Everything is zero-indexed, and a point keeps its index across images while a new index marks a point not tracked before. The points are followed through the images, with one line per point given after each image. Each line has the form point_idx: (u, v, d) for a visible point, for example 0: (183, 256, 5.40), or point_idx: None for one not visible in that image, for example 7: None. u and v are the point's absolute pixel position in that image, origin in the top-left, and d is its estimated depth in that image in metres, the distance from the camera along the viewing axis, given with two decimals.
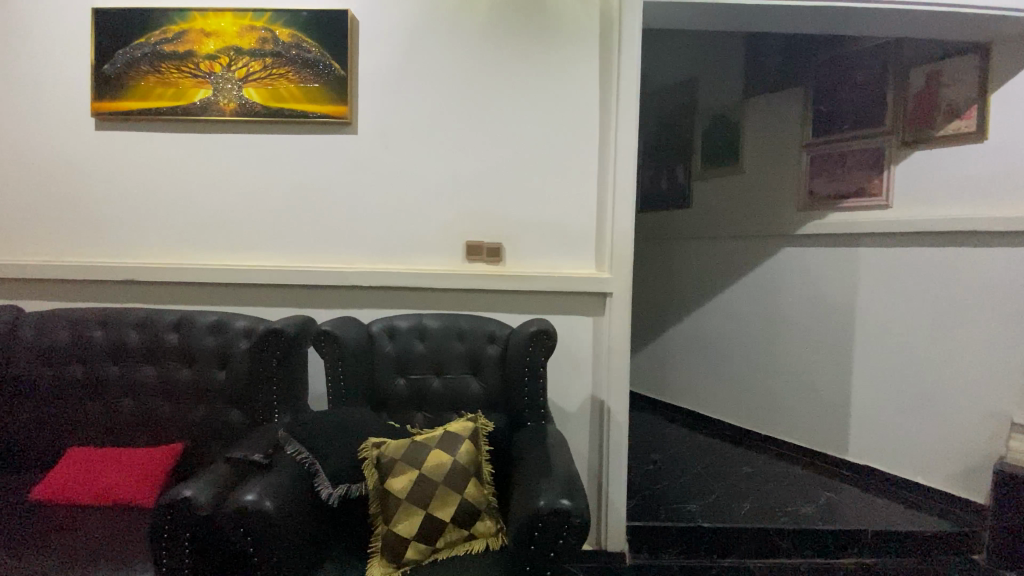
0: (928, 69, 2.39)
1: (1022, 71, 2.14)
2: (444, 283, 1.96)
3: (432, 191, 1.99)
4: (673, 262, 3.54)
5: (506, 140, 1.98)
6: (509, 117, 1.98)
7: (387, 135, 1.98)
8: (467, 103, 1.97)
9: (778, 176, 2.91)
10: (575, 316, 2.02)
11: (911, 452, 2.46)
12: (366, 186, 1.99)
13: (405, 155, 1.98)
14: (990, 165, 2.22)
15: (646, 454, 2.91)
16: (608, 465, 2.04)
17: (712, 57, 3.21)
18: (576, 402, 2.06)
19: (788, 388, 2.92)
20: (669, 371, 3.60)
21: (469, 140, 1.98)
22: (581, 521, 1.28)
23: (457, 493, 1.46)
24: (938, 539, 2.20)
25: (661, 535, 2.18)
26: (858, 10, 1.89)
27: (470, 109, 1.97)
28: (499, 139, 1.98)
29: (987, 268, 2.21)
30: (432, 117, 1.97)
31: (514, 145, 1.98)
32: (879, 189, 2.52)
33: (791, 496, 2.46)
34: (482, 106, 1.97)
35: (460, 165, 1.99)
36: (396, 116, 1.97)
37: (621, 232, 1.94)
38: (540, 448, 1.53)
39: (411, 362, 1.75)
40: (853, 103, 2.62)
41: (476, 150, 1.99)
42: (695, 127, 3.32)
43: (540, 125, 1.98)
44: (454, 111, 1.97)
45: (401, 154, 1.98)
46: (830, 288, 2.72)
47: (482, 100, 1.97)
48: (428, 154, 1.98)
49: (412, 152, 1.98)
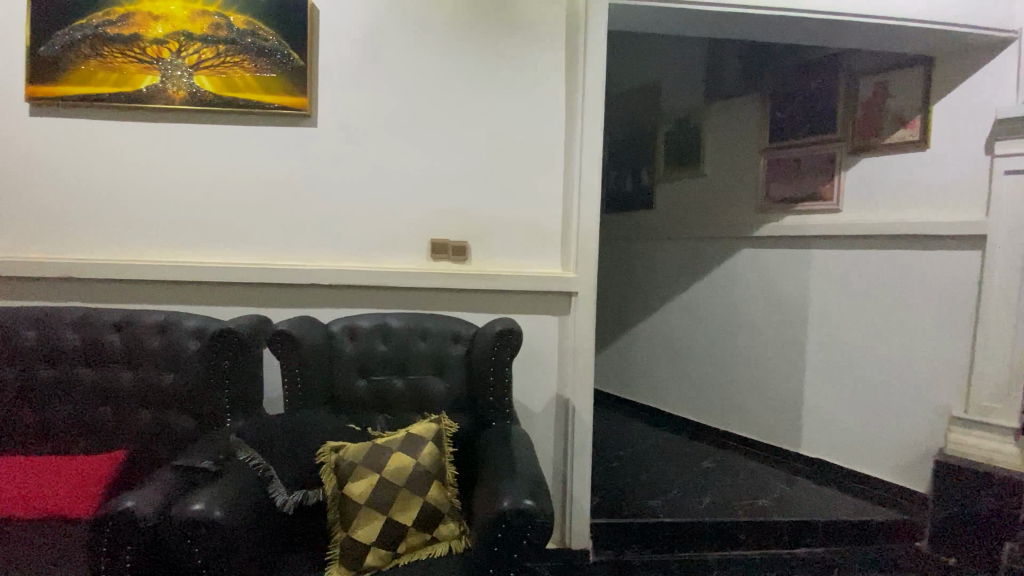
0: (876, 80, 2.50)
1: (963, 84, 2.25)
2: (407, 282, 1.92)
3: (396, 188, 1.95)
4: (637, 263, 3.59)
5: (472, 137, 1.96)
6: (475, 114, 1.95)
7: (349, 129, 1.92)
8: (432, 99, 1.94)
9: (737, 179, 3.00)
10: (540, 315, 2.01)
11: (860, 446, 2.57)
12: (326, 181, 1.93)
13: (368, 150, 1.93)
14: (931, 172, 2.34)
15: (610, 451, 2.94)
16: (572, 464, 2.04)
17: (675, 61, 3.26)
18: (541, 401, 2.06)
19: (746, 385, 3.01)
20: (632, 370, 3.66)
21: (434, 136, 1.95)
22: (545, 521, 1.27)
23: (419, 496, 1.43)
24: (882, 526, 2.31)
25: (624, 531, 2.20)
26: (815, 20, 1.96)
27: (435, 105, 1.94)
28: (464, 136, 1.96)
29: (930, 269, 2.32)
30: (396, 112, 1.93)
31: (481, 142, 1.96)
32: (831, 194, 2.63)
33: (748, 489, 2.54)
34: (448, 102, 1.94)
35: (425, 161, 1.95)
36: (358, 109, 1.92)
37: (586, 233, 1.94)
38: (504, 448, 1.52)
39: (373, 363, 1.70)
40: (808, 109, 2.72)
41: (441, 147, 1.95)
42: (658, 130, 3.38)
43: (507, 123, 1.97)
44: (418, 106, 1.93)
45: (362, 149, 1.93)
46: (785, 288, 2.82)
47: (448, 95, 1.94)
48: (392, 150, 1.94)
49: (375, 147, 1.93)
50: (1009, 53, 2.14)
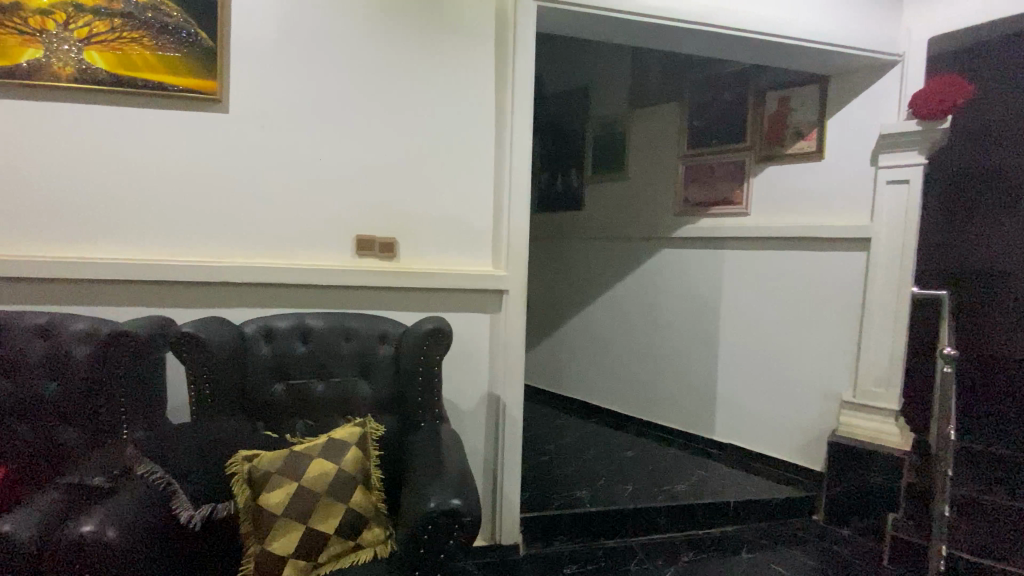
0: (779, 95, 2.72)
1: (852, 101, 2.49)
2: (330, 280, 1.84)
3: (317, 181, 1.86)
4: (567, 261, 3.68)
5: (399, 131, 1.91)
6: (402, 108, 1.91)
7: (265, 118, 1.80)
8: (356, 90, 1.87)
9: (659, 182, 3.15)
10: (471, 313, 2.00)
11: (766, 431, 2.79)
12: (240, 171, 1.80)
13: (287, 140, 1.83)
14: (825, 180, 2.57)
15: (541, 445, 3.00)
16: (503, 461, 2.05)
17: (603, 66, 3.36)
18: (472, 399, 2.05)
19: (667, 378, 3.17)
20: (563, 365, 3.75)
21: (359, 129, 1.88)
22: (472, 519, 1.26)
23: (342, 503, 1.38)
24: (784, 503, 2.52)
25: (553, 523, 2.25)
26: (728, 35, 2.10)
27: (360, 97, 1.87)
28: (392, 131, 1.91)
29: (825, 269, 2.56)
30: (318, 102, 1.84)
31: (409, 137, 1.92)
32: (741, 198, 2.84)
33: (668, 475, 2.68)
34: (374, 95, 1.88)
35: (350, 153, 1.88)
36: (276, 97, 1.81)
37: (517, 231, 1.96)
38: (432, 449, 1.50)
39: (292, 365, 1.61)
40: (721, 119, 2.91)
41: (367, 141, 1.89)
42: (587, 132, 3.48)
43: (436, 119, 1.94)
44: (342, 97, 1.86)
45: (281, 139, 1.82)
46: (701, 286, 3.00)
47: (374, 88, 1.88)
48: (314, 141, 1.85)
49: (295, 137, 1.83)
50: (891, 76, 2.39)
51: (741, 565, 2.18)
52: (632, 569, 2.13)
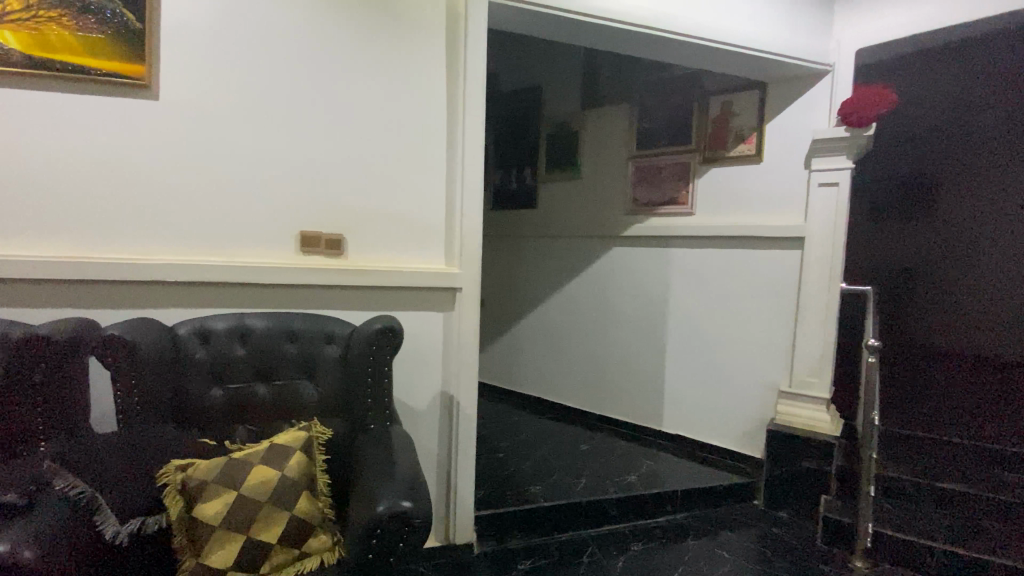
0: (721, 100, 2.84)
1: (787, 108, 2.63)
2: (273, 278, 1.76)
3: (260, 175, 1.78)
4: (521, 259, 3.70)
5: (348, 124, 1.86)
6: (351, 101, 1.85)
7: (200, 106, 1.70)
8: (301, 81, 1.80)
9: (610, 182, 3.22)
10: (423, 311, 1.98)
11: (710, 422, 2.92)
12: (172, 162, 1.69)
13: (225, 131, 1.73)
14: (764, 182, 2.70)
15: (496, 443, 3.00)
16: (456, 460, 2.04)
17: (555, 66, 3.40)
18: (425, 399, 2.02)
19: (618, 373, 3.25)
20: (518, 362, 3.77)
21: (305, 121, 1.81)
22: (422, 521, 1.24)
23: (286, 510, 1.33)
24: (728, 490, 2.64)
25: (507, 520, 2.25)
26: (674, 40, 2.17)
27: (305, 88, 1.80)
28: (340, 124, 1.85)
29: (764, 266, 2.70)
30: (260, 91, 1.76)
31: (358, 131, 1.87)
32: (686, 199, 2.95)
33: (619, 467, 2.75)
34: (321, 87, 1.82)
35: (295, 146, 1.81)
36: (213, 85, 1.71)
37: (469, 229, 1.95)
38: (382, 450, 1.46)
39: (231, 368, 1.54)
40: (668, 121, 3.00)
41: (313, 133, 1.82)
42: (540, 132, 3.52)
43: (386, 114, 1.90)
44: (286, 87, 1.78)
45: (219, 129, 1.73)
46: (650, 282, 3.09)
47: (320, 79, 1.81)
48: (256, 132, 1.76)
49: (234, 127, 1.74)
50: (821, 85, 2.54)
51: (688, 551, 2.27)
52: (585, 561, 2.17)
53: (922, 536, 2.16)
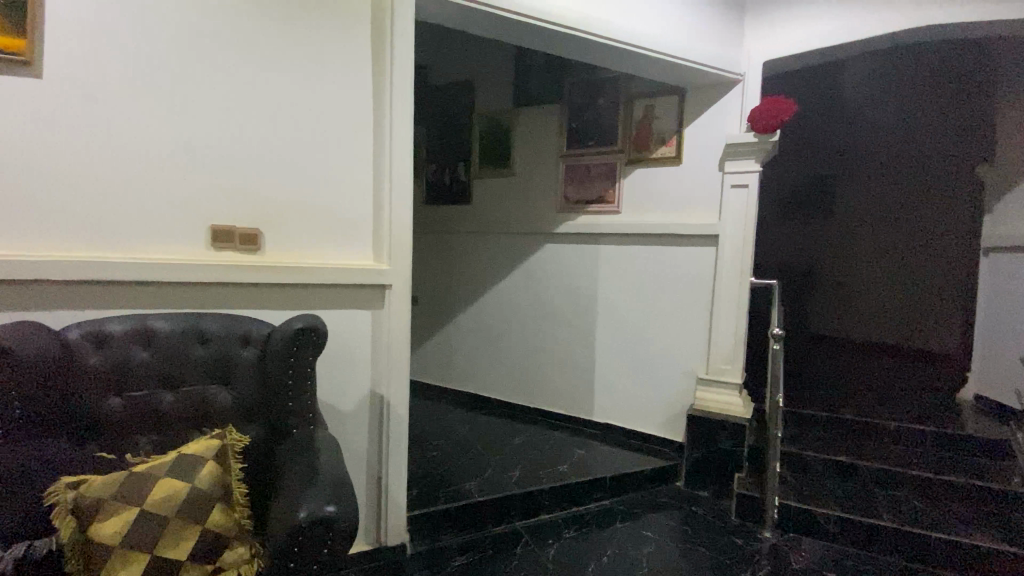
0: (644, 104, 2.96)
1: (704, 113, 2.79)
2: (178, 276, 1.62)
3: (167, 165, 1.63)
4: (455, 256, 3.69)
5: (266, 111, 1.74)
6: (270, 89, 1.74)
7: (89, 85, 1.51)
8: (211, 64, 1.65)
9: (542, 180, 3.28)
10: (350, 309, 1.90)
11: (637, 410, 3.06)
12: (54, 150, 1.49)
13: (122, 116, 1.56)
14: (685, 183, 2.85)
15: (430, 441, 2.97)
16: (388, 460, 1.98)
17: (487, 63, 3.41)
18: (353, 400, 1.94)
19: (551, 367, 3.33)
20: (452, 359, 3.75)
21: (218, 105, 1.67)
22: (347, 524, 1.21)
23: (197, 524, 1.26)
24: (653, 473, 2.78)
25: (440, 517, 2.24)
26: (598, 42, 2.24)
27: (216, 71, 1.66)
28: (256, 111, 1.73)
29: (684, 262, 2.86)
30: (163, 73, 1.59)
31: (277, 119, 1.76)
32: (613, 198, 3.06)
33: (552, 457, 2.82)
34: (235, 71, 1.69)
35: (206, 135, 1.67)
36: (106, 64, 1.52)
37: (398, 224, 1.91)
38: (305, 454, 1.41)
39: (131, 375, 1.41)
40: (596, 122, 3.09)
41: (226, 120, 1.69)
42: (472, 128, 3.52)
43: (308, 102, 1.80)
44: (194, 70, 1.63)
45: (113, 114, 1.55)
46: (580, 278, 3.19)
47: (234, 62, 1.68)
48: (160, 119, 1.60)
49: (132, 112, 1.57)
50: (733, 93, 2.72)
51: (616, 535, 2.37)
52: (518, 552, 2.21)
53: (819, 505, 2.40)
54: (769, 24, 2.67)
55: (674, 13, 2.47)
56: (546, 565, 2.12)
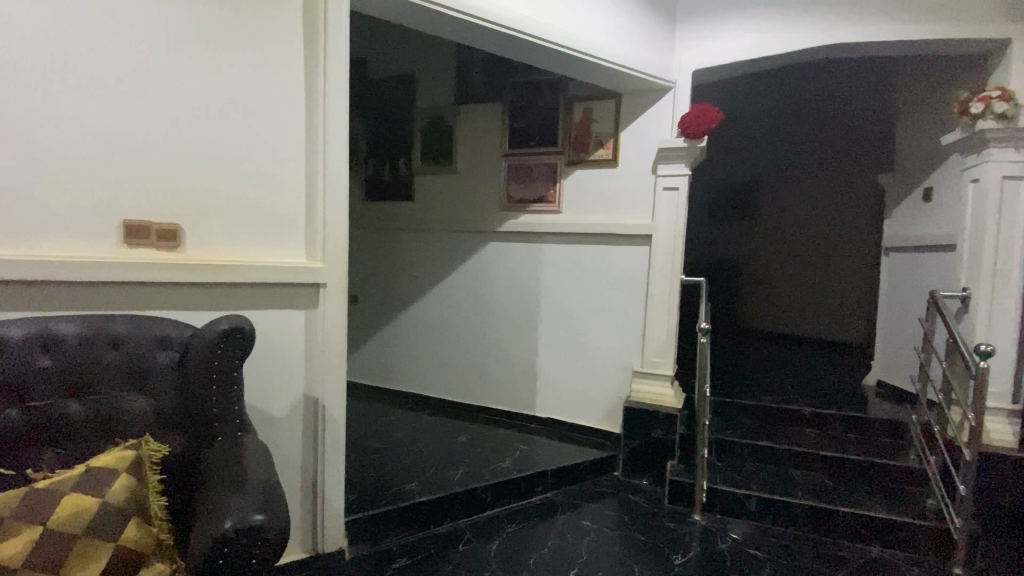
0: (583, 106, 3.04)
1: (639, 118, 2.90)
2: (87, 275, 1.48)
3: (137, 164, 1.57)
4: (395, 253, 3.62)
5: (189, 98, 1.63)
6: (212, 80, 1.66)
7: (60, 77, 1.44)
8: (161, 54, 1.57)
9: (484, 178, 3.29)
10: (281, 309, 1.83)
11: (577, 403, 3.14)
12: (22, 144, 1.41)
13: (95, 112, 1.50)
14: (622, 184, 2.95)
15: (370, 444, 2.90)
16: (324, 464, 1.92)
17: (428, 59, 3.38)
18: (285, 404, 1.87)
19: (494, 363, 3.36)
20: (394, 359, 3.68)
21: (134, 89, 1.54)
22: (277, 533, 1.17)
23: (110, 542, 1.18)
24: (593, 465, 2.87)
25: (381, 520, 2.21)
26: (535, 44, 2.27)
27: (143, 57, 1.55)
28: (177, 97, 1.61)
29: (620, 260, 2.97)
30: (138, 68, 1.54)
31: (202, 108, 1.65)
32: (554, 198, 3.12)
33: (494, 454, 2.84)
34: (176, 59, 1.60)
35: (155, 128, 1.59)
36: (59, 51, 1.43)
37: (332, 221, 1.85)
38: (231, 462, 1.34)
39: (32, 385, 1.29)
40: (536, 122, 3.14)
41: (144, 106, 1.56)
42: (413, 124, 3.47)
43: (236, 90, 1.70)
44: (170, 67, 1.59)
45: (86, 109, 1.48)
46: (522, 275, 3.23)
47: (192, 55, 1.62)
48: (132, 115, 1.55)
49: (104, 108, 1.51)
50: (665, 99, 2.85)
51: (557, 526, 2.43)
52: (460, 550, 2.22)
53: (742, 488, 2.57)
54: (698, 36, 2.82)
55: (611, 19, 2.56)
56: (487, 561, 2.14)
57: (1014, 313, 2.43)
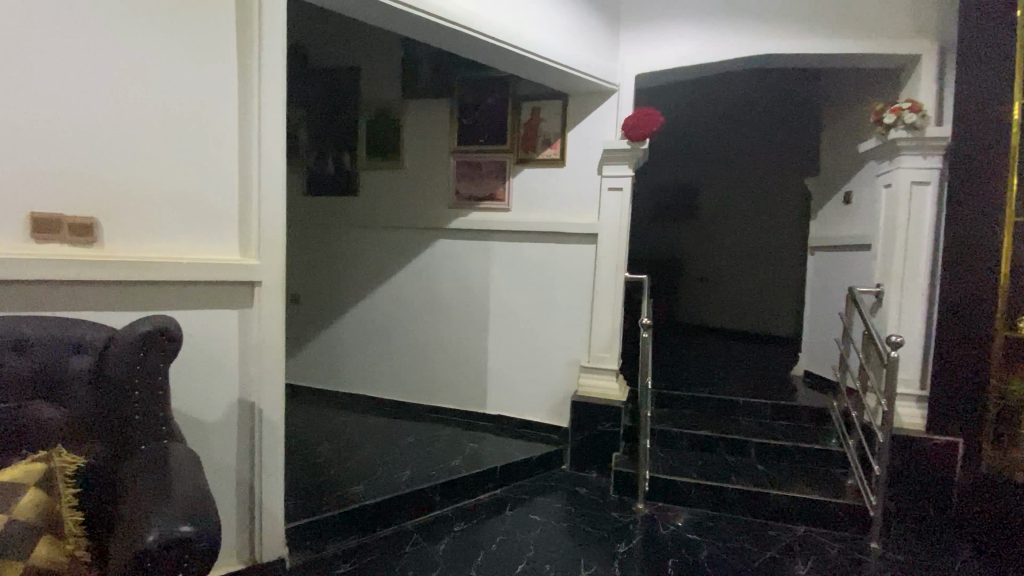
0: (532, 106, 3.06)
1: (585, 119, 2.96)
2: (1, 274, 1.36)
3: (134, 168, 1.58)
4: (340, 250, 3.51)
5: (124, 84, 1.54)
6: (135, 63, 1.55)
7: (83, 82, 1.48)
8: (76, 31, 1.45)
9: (432, 174, 3.26)
10: (213, 309, 1.73)
11: (526, 399, 3.17)
12: (46, 145, 1.44)
13: (123, 116, 1.54)
14: (570, 183, 3.00)
15: (314, 448, 2.81)
16: (263, 470, 1.85)
17: (373, 52, 3.31)
18: (219, 409, 1.77)
19: (444, 361, 3.33)
20: (339, 360, 3.57)
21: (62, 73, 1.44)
22: (207, 545, 1.11)
23: (16, 563, 1.10)
24: (541, 459, 2.91)
25: (324, 525, 2.15)
26: (481, 40, 2.27)
27: (58, 35, 1.43)
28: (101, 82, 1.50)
29: (568, 257, 3.02)
30: (167, 78, 1.60)
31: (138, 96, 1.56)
32: (503, 195, 3.13)
33: (443, 453, 2.82)
34: (92, 38, 1.48)
35: (120, 120, 1.54)
36: None
37: (269, 215, 1.77)
38: (157, 471, 1.26)
39: None
40: (484, 120, 3.14)
41: (69, 91, 1.46)
42: (358, 117, 3.38)
43: (164, 75, 1.60)
44: (89, 47, 1.47)
45: (118, 116, 1.54)
46: (471, 273, 3.23)
47: (112, 35, 1.51)
48: (128, 116, 1.55)
49: (127, 110, 1.55)
50: (610, 101, 2.92)
51: (506, 522, 2.45)
52: (408, 551, 2.19)
53: (683, 476, 2.68)
54: (641, 40, 2.91)
55: (558, 20, 2.60)
56: (435, 561, 2.13)
57: (920, 306, 2.67)
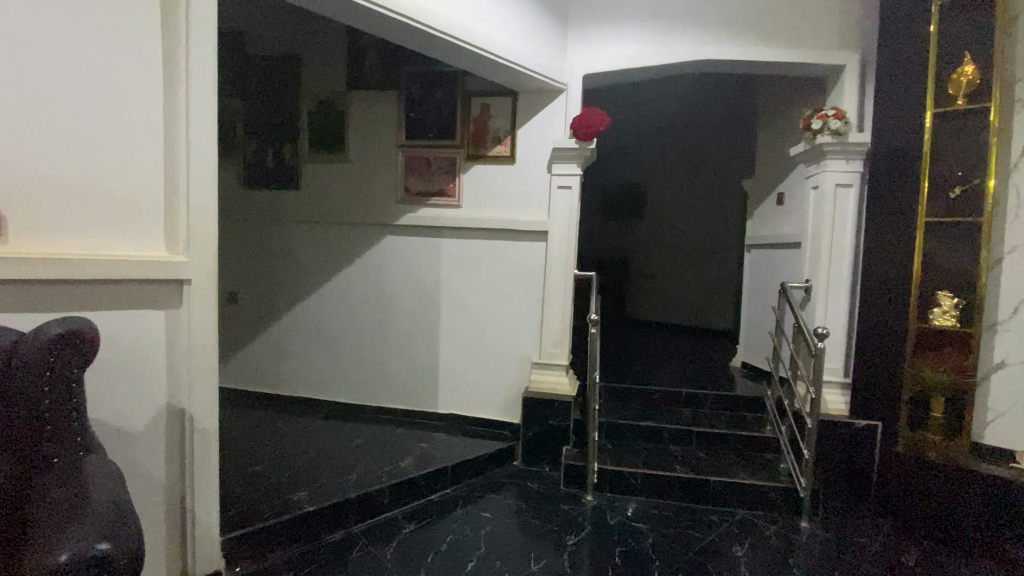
0: (481, 102, 3.03)
1: (534, 117, 2.97)
2: None
3: (133, 167, 1.58)
4: (281, 247, 3.35)
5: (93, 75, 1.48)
6: (55, 40, 1.41)
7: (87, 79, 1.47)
8: None
9: (379, 169, 3.17)
10: (137, 310, 1.61)
11: (478, 396, 3.16)
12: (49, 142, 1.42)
13: (123, 114, 1.54)
14: (519, 181, 3.00)
15: (253, 455, 2.67)
16: (196, 480, 1.74)
17: (314, 40, 3.18)
18: (144, 417, 1.64)
19: (393, 360, 3.26)
20: (281, 362, 3.42)
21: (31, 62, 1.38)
22: (127, 563, 1.04)
23: None
24: (492, 457, 2.90)
25: (264, 535, 2.05)
26: (428, 33, 2.23)
27: None
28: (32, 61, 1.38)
29: (518, 254, 3.02)
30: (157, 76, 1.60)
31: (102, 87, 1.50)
32: (453, 191, 3.09)
33: (391, 455, 2.76)
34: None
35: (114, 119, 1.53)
36: None
37: (200, 209, 1.67)
38: (68, 488, 1.16)
39: None
40: (433, 114, 3.08)
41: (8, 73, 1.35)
42: (300, 108, 3.24)
43: (87, 54, 1.47)
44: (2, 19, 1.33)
45: (116, 114, 1.53)
46: (420, 270, 3.17)
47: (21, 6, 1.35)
48: (128, 115, 1.55)
49: (125, 106, 1.54)
50: (559, 100, 2.94)
51: (456, 521, 2.43)
52: (354, 557, 2.12)
53: (630, 466, 2.76)
54: (588, 41, 2.95)
55: (507, 17, 2.59)
56: (384, 564, 2.08)
57: (844, 300, 2.87)
